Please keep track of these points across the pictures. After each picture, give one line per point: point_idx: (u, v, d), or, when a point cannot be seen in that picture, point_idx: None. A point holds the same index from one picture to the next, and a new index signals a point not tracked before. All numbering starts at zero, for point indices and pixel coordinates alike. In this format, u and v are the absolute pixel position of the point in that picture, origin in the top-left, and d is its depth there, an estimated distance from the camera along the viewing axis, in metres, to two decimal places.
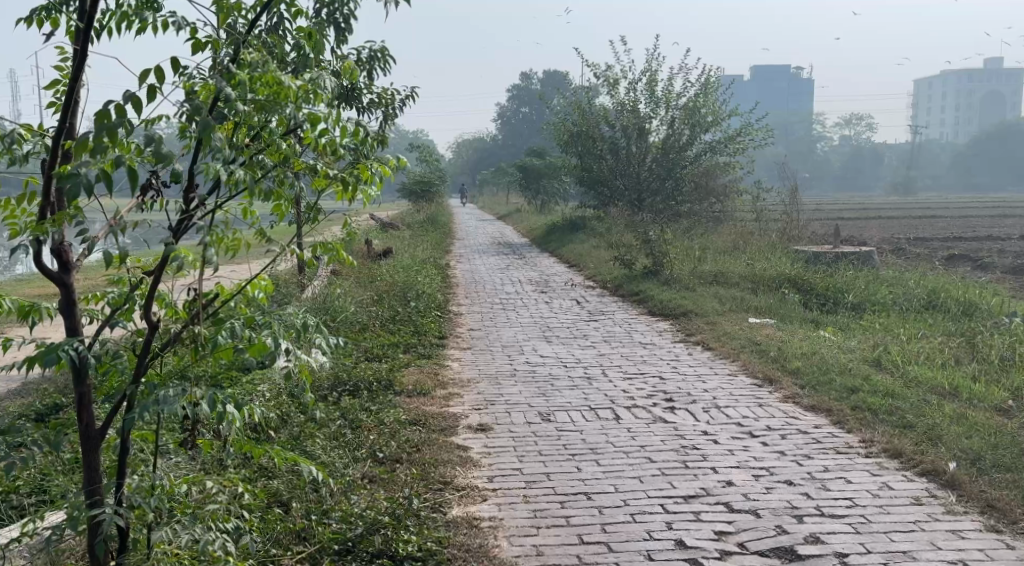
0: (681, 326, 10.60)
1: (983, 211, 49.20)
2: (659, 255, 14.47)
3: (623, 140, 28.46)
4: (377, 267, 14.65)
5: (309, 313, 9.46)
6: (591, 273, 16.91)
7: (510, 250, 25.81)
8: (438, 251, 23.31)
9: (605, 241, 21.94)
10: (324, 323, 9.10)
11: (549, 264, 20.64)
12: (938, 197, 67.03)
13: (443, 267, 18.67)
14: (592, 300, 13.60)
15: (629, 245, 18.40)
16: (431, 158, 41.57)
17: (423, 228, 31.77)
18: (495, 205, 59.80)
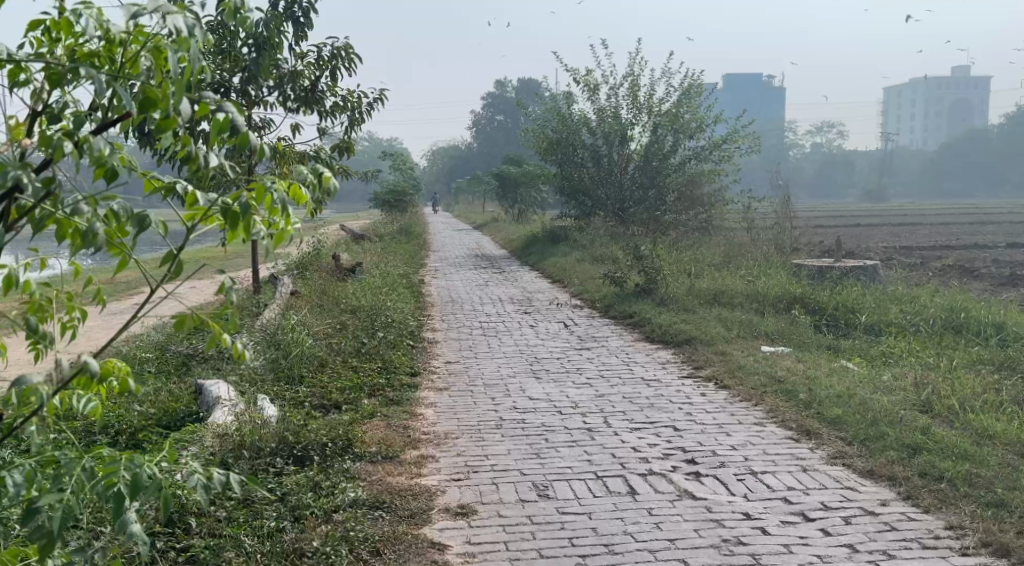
0: (685, 354, 9.37)
1: (959, 219, 48.47)
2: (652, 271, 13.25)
3: (604, 148, 27.39)
4: (343, 287, 13.31)
5: (260, 352, 8.16)
6: (576, 291, 15.67)
7: (488, 263, 24.51)
8: (411, 266, 21.97)
9: (589, 254, 20.74)
10: (277, 366, 7.83)
11: (531, 280, 19.39)
12: (912, 204, 66.19)
13: (417, 285, 17.39)
14: (581, 322, 12.37)
15: (617, 260, 17.16)
16: (406, 167, 40.27)
17: (397, 239, 30.48)
18: (473, 214, 58.52)
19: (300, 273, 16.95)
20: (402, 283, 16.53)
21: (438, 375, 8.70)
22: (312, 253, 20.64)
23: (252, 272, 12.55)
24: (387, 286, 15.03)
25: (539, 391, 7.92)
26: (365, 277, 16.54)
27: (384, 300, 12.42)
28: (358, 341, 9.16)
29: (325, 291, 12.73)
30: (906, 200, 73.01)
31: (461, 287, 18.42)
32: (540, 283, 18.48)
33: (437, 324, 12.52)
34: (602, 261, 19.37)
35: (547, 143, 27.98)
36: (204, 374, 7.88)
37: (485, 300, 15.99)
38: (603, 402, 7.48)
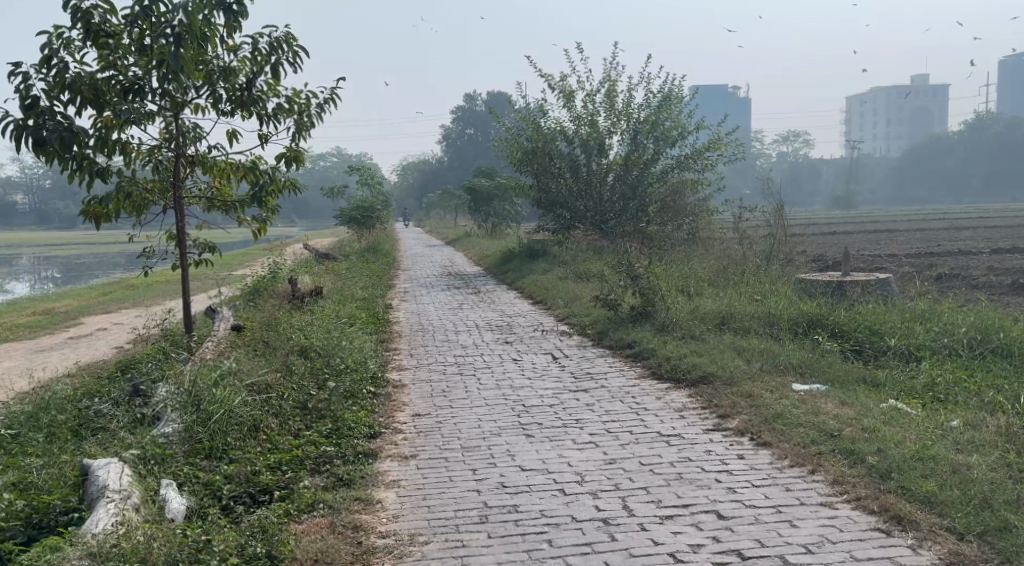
0: (703, 395, 7.74)
1: (938, 223, 47.12)
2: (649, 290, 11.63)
3: (581, 156, 25.82)
4: (295, 324, 11.65)
5: (174, 420, 7.08)
6: (561, 316, 14.03)
7: (461, 283, 22.91)
8: (378, 289, 20.28)
9: (572, 271, 19.14)
10: (185, 450, 6.77)
11: (510, 301, 17.75)
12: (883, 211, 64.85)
13: (384, 313, 15.70)
14: (569, 353, 10.76)
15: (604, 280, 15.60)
16: (374, 181, 38.48)
17: (365, 259, 28.77)
18: (444, 229, 56.74)
19: (255, 303, 15.22)
20: (365, 312, 14.83)
21: (402, 442, 7.15)
22: (270, 280, 18.92)
23: (187, 311, 10.98)
24: (349, 317, 13.33)
25: (533, 457, 6.38)
26: (326, 305, 14.86)
27: (339, 338, 10.74)
28: (304, 421, 7.56)
29: (275, 333, 11.10)
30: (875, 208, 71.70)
31: (434, 312, 16.74)
32: (519, 305, 16.84)
33: (403, 360, 10.88)
34: (588, 280, 17.79)
35: (520, 153, 26.42)
36: (101, 450, 6.74)
37: (461, 327, 14.33)
38: (618, 472, 5.84)
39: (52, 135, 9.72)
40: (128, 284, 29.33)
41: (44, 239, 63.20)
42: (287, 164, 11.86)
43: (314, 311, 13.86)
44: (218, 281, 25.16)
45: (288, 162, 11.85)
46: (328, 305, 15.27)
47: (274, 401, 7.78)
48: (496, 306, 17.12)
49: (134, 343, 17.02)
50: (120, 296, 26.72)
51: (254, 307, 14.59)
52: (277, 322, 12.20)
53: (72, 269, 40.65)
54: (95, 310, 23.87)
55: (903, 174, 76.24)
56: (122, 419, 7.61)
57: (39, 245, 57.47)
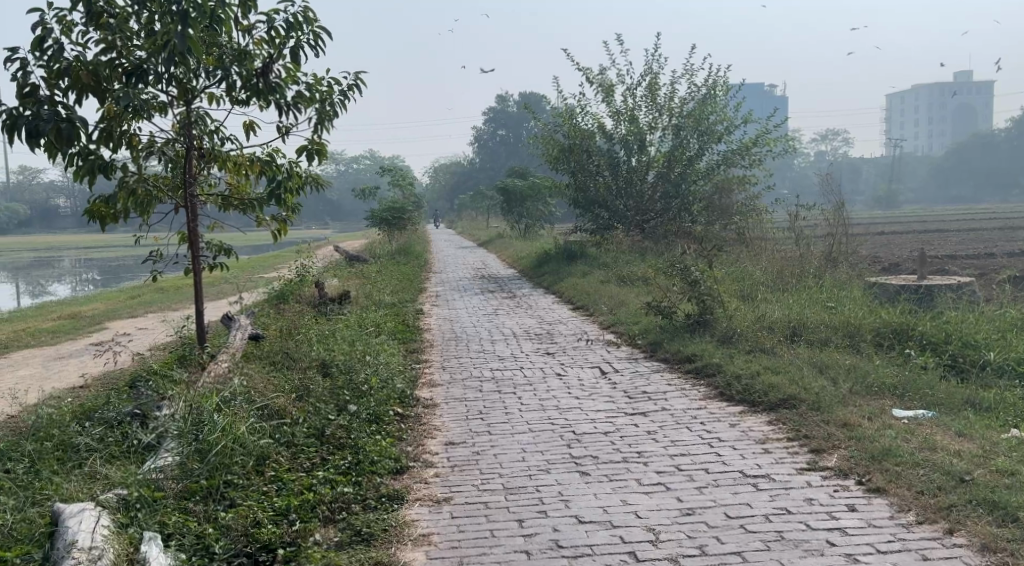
0: (788, 424, 6.55)
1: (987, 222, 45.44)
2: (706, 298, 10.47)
3: (621, 154, 24.76)
4: (317, 333, 10.66)
5: (172, 455, 6.09)
6: (606, 324, 12.86)
7: (496, 286, 21.87)
8: (408, 294, 19.24)
9: (614, 274, 17.99)
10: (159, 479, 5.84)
11: (548, 307, 16.62)
12: (926, 212, 63.00)
13: (413, 320, 14.60)
14: (620, 367, 9.60)
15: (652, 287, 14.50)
16: (405, 182, 37.46)
17: (395, 262, 27.72)
18: (475, 231, 55.70)
19: (275, 310, 14.16)
20: (394, 320, 13.75)
21: (432, 479, 6.06)
22: (294, 285, 17.91)
23: (199, 318, 9.92)
24: (376, 326, 12.25)
25: (590, 504, 5.33)
26: (350, 313, 13.79)
27: (366, 351, 9.61)
28: (319, 458, 6.43)
29: (295, 345, 9.99)
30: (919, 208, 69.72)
31: (467, 319, 15.63)
32: (558, 311, 15.70)
33: (436, 375, 9.77)
34: (632, 284, 16.68)
35: (556, 151, 25.31)
36: (85, 492, 5.96)
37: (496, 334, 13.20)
38: (700, 534, 4.86)
39: (46, 126, 8.71)
40: (153, 289, 28.46)
41: (75, 242, 62.82)
42: (309, 157, 10.80)
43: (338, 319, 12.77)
44: (244, 285, 24.21)
45: (310, 155, 10.79)
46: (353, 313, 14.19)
47: (285, 434, 6.67)
48: (534, 312, 15.97)
49: (149, 351, 16.04)
50: (143, 300, 25.83)
51: (275, 314, 13.53)
52: (297, 331, 11.11)
53: (100, 272, 39.99)
54: (117, 314, 23.01)
55: (946, 174, 74.32)
56: (123, 455, 6.71)
57: (69, 248, 56.99)
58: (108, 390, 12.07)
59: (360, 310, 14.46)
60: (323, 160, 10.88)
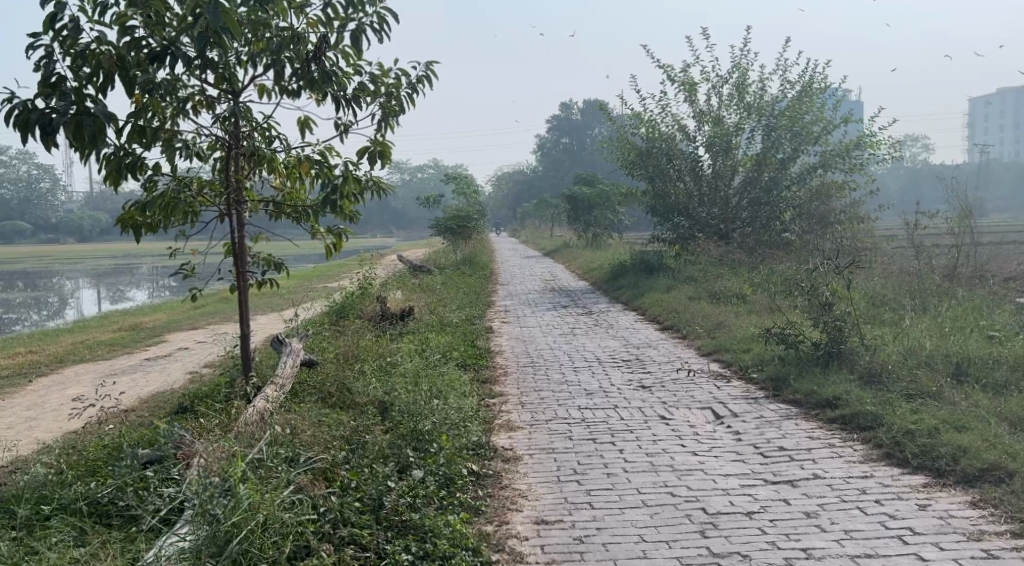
0: (1007, 515, 5.21)
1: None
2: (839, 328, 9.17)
3: (708, 158, 23.21)
4: (385, 360, 9.38)
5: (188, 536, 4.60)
6: (706, 350, 11.36)
7: (572, 299, 20.44)
8: (479, 309, 17.89)
9: (704, 289, 16.40)
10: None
11: (631, 325, 15.08)
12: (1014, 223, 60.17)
13: (485, 341, 13.17)
14: (743, 411, 8.11)
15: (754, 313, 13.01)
16: (469, 190, 36.08)
17: (461, 272, 26.29)
18: (539, 240, 54.06)
19: (329, 328, 12.76)
20: (463, 341, 12.30)
21: None
22: (355, 298, 16.56)
23: (245, 343, 8.08)
24: (443, 351, 10.81)
25: None
26: (414, 334, 12.39)
27: (433, 384, 8.14)
28: (377, 551, 4.95)
29: (349, 375, 8.40)
30: (1005, 217, 66.69)
31: (542, 338, 14.14)
32: (645, 331, 14.16)
33: (514, 415, 8.08)
34: (726, 302, 15.18)
35: (633, 154, 23.80)
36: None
37: (578, 358, 11.68)
38: None
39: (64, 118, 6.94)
40: (210, 300, 27.29)
41: (137, 249, 62.21)
42: (371, 160, 9.20)
43: (399, 341, 11.33)
44: (304, 298, 22.93)
45: (372, 158, 9.19)
46: (416, 334, 12.79)
47: (333, 504, 5.19)
48: (616, 332, 14.41)
49: (194, 367, 14.76)
50: (200, 310, 24.71)
51: (331, 334, 12.16)
52: (350, 354, 9.59)
53: (158, 279, 39.04)
54: (174, 325, 21.87)
55: None
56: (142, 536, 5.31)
57: (129, 255, 56.32)
58: (150, 416, 10.86)
59: (428, 331, 13.04)
60: (387, 165, 9.29)
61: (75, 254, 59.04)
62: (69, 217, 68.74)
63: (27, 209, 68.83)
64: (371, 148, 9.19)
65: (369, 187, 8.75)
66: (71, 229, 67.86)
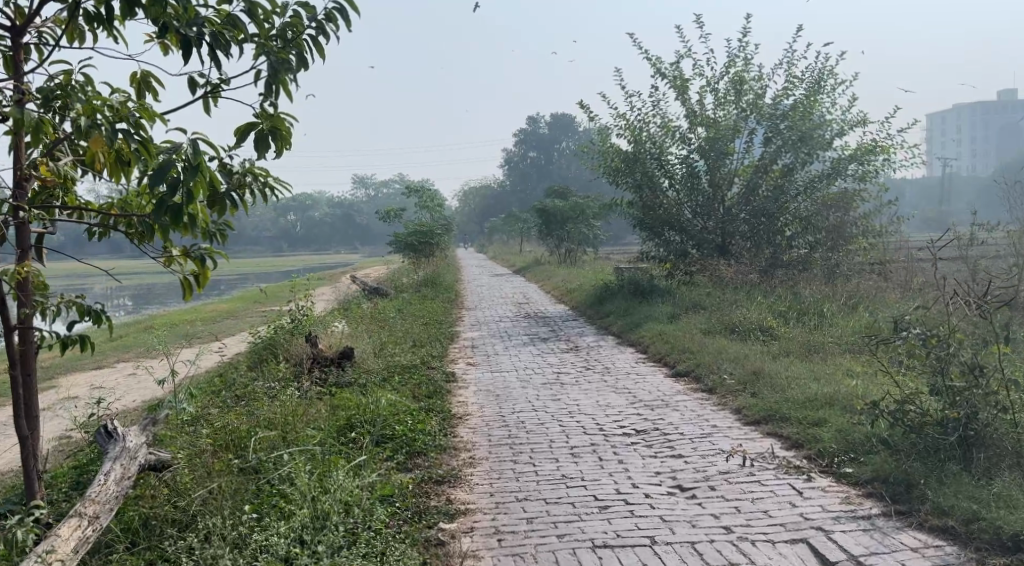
0: None
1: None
2: (977, 399, 6.06)
3: (701, 160, 19.97)
4: (274, 457, 6.09)
5: None
6: (750, 417, 8.16)
7: (553, 329, 17.29)
8: (439, 347, 14.61)
9: (718, 319, 13.15)
10: None
11: (631, 368, 11.88)
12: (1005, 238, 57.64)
13: (441, 401, 9.86)
14: (864, 552, 5.12)
15: (796, 364, 9.89)
16: (432, 206, 32.65)
17: (421, 296, 22.90)
18: (508, 257, 50.64)
19: (230, 396, 9.35)
20: (410, 406, 9.03)
21: None
22: (282, 336, 13.17)
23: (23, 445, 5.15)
24: (375, 435, 7.49)
25: None
26: (345, 398, 9.07)
27: (363, 551, 5.13)
28: None
29: (221, 509, 5.34)
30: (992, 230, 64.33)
31: (519, 390, 10.86)
32: (650, 379, 10.91)
33: None
34: (748, 336, 12.06)
35: (617, 160, 20.61)
36: None
37: (572, 428, 8.45)
38: None
39: None
40: (134, 338, 23.66)
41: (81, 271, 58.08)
42: (261, 148, 6.17)
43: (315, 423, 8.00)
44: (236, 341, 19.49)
45: (263, 145, 6.16)
46: (348, 396, 9.45)
47: None
48: (612, 379, 11.15)
49: None
50: (115, 347, 21.15)
51: (227, 406, 8.75)
52: (226, 453, 6.48)
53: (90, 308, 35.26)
54: (78, 367, 18.29)
55: None
56: None
57: (71, 278, 52.21)
58: None
59: (367, 392, 9.70)
60: (282, 151, 6.21)
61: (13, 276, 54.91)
62: None
63: None
64: (261, 129, 6.15)
65: (250, 184, 5.68)
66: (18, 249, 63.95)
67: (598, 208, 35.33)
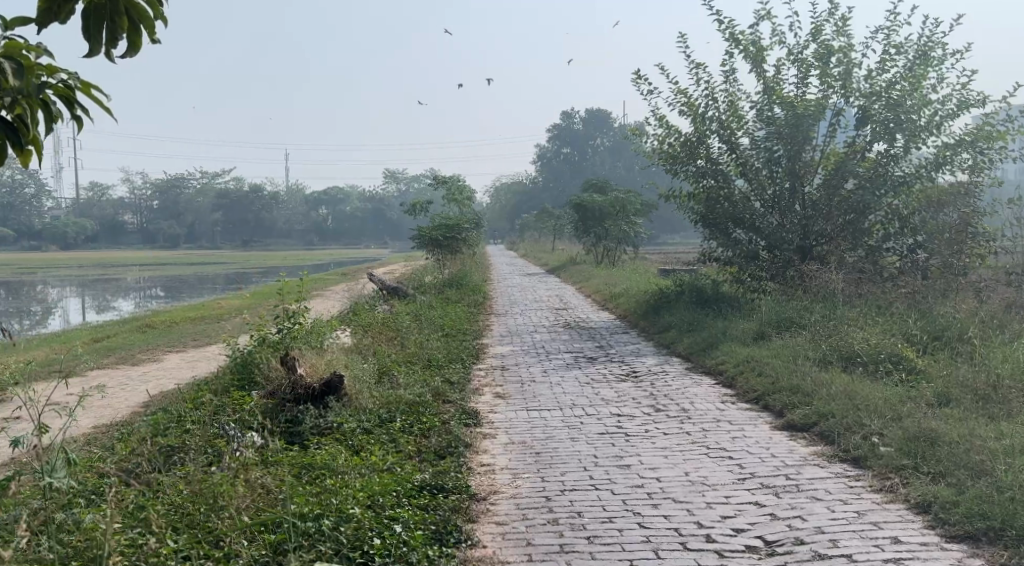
0: None
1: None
2: None
3: (780, 148, 15.79)
4: None
5: None
6: (953, 531, 5.26)
7: (601, 344, 14.24)
8: (458, 369, 11.55)
9: (826, 340, 9.86)
10: None
11: (716, 407, 8.79)
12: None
13: (456, 472, 6.81)
14: None
15: (974, 423, 6.78)
16: (460, 199, 29.45)
17: (444, 298, 19.83)
18: (541, 255, 47.55)
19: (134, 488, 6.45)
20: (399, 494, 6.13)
21: None
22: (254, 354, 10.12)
23: None
24: None
25: None
26: (311, 484, 6.16)
27: None
28: None
29: None
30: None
31: (568, 446, 7.65)
32: (752, 434, 7.67)
33: None
34: (873, 368, 8.93)
35: (674, 144, 16.99)
36: None
37: (657, 529, 5.55)
38: None
39: None
40: (118, 340, 20.66)
41: (102, 261, 55.40)
42: (100, 36, 4.26)
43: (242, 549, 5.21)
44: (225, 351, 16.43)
45: (105, 31, 4.25)
46: (316, 478, 6.52)
47: None
48: (695, 431, 7.88)
49: None
50: (89, 353, 18.21)
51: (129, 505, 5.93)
52: None
53: (92, 299, 32.28)
54: (35, 379, 15.37)
55: None
56: None
57: (90, 267, 49.39)
58: None
59: (348, 470, 6.72)
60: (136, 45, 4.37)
61: (32, 262, 52.59)
62: (54, 225, 62.83)
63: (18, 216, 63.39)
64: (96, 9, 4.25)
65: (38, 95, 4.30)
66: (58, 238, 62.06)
67: (639, 204, 32.14)
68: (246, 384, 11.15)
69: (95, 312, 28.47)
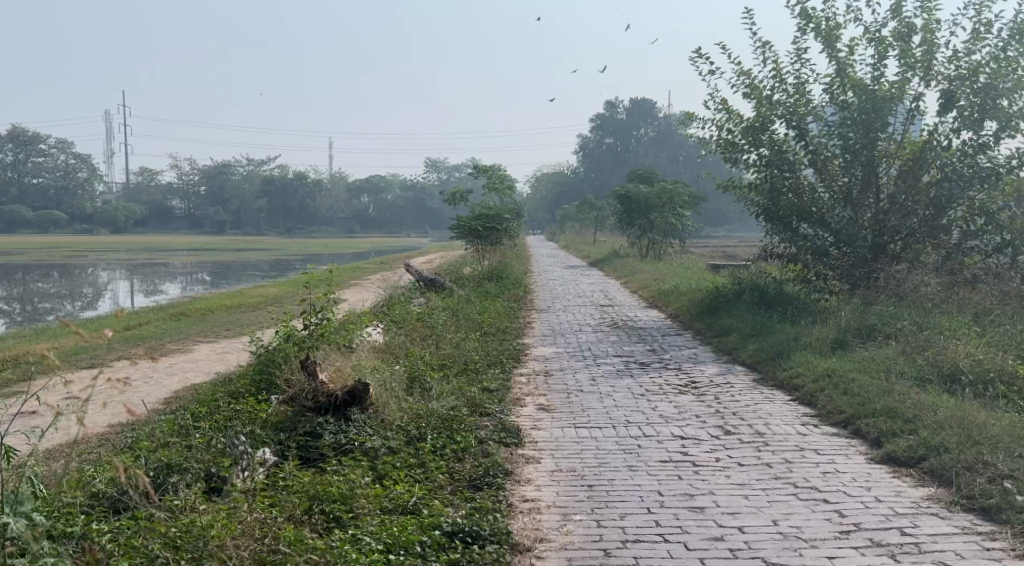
0: None
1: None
2: None
3: (854, 135, 14.44)
4: None
5: None
6: None
7: (655, 346, 13.04)
8: (499, 374, 10.41)
9: (921, 353, 8.61)
10: None
11: (797, 430, 7.57)
12: None
13: (495, 511, 5.72)
14: None
15: None
16: (501, 187, 28.23)
17: (484, 292, 18.67)
18: (583, 246, 46.28)
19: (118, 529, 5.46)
20: (423, 549, 5.14)
21: None
22: None
23: None
24: None
25: None
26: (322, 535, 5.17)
27: None
28: None
29: None
30: None
31: (625, 477, 6.50)
32: (846, 468, 6.46)
33: None
34: (980, 389, 7.67)
35: (736, 129, 15.66)
36: None
37: None
38: None
39: None
40: (144, 328, 19.72)
41: (149, 245, 54.88)
42: None
43: None
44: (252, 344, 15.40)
45: None
46: (329, 523, 5.53)
47: None
48: (776, 463, 6.67)
49: None
50: (111, 341, 17.25)
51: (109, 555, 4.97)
52: None
53: (140, 282, 31.51)
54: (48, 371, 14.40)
55: None
56: None
57: (137, 251, 48.83)
58: None
59: (367, 510, 5.68)
60: None
61: (72, 245, 52.15)
62: (98, 209, 62.51)
63: (63, 200, 63.15)
64: None
65: None
66: (103, 221, 61.74)
67: (685, 196, 30.78)
68: (264, 386, 10.08)
69: (145, 295, 27.73)
